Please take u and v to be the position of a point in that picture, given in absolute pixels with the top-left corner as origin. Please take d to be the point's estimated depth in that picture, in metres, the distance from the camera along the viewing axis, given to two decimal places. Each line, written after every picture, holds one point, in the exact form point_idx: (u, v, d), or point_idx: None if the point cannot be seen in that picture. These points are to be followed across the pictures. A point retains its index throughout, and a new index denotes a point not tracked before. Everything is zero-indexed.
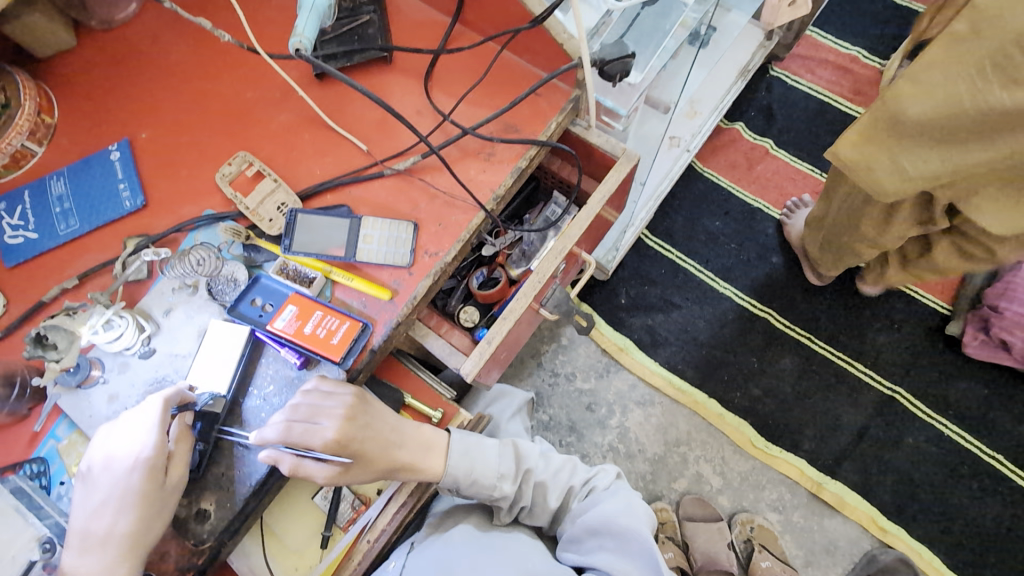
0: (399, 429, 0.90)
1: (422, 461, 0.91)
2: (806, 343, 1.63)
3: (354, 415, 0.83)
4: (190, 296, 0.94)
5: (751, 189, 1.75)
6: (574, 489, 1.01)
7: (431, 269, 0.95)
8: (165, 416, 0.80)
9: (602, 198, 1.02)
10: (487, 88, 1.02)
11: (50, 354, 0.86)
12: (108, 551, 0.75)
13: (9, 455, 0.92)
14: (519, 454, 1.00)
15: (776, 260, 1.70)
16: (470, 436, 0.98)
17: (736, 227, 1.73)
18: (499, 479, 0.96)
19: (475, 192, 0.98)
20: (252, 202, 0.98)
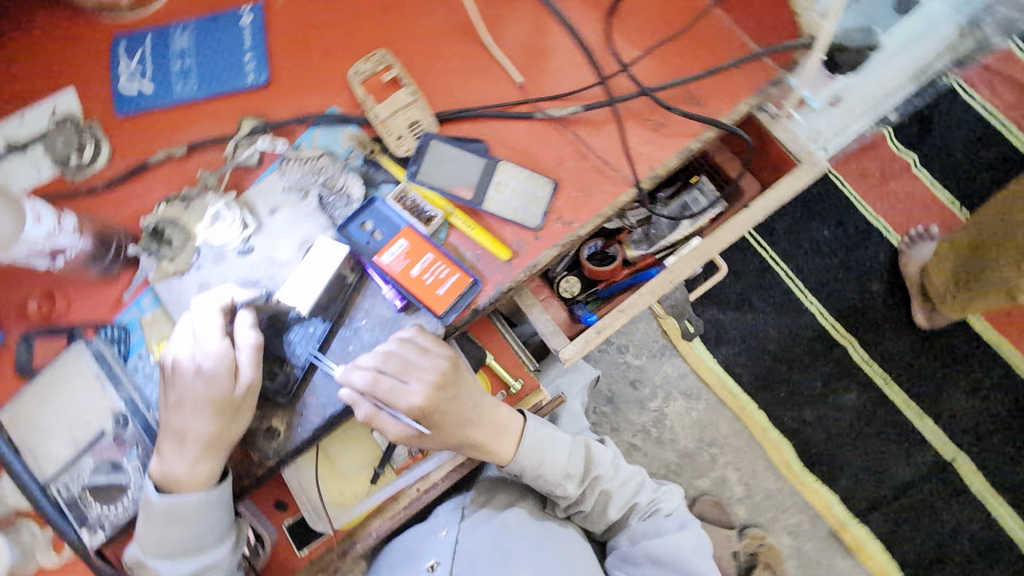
0: (479, 405, 0.82)
1: (492, 443, 0.83)
2: (879, 384, 1.48)
3: (444, 382, 0.77)
4: (299, 200, 0.87)
5: (876, 207, 1.51)
6: (638, 509, 0.91)
7: (561, 239, 0.84)
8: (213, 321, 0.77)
9: (770, 207, 0.88)
10: (677, 46, 0.86)
11: (164, 249, 0.86)
12: (188, 452, 0.73)
13: (95, 312, 0.88)
14: (591, 458, 0.90)
15: (877, 290, 1.50)
16: (543, 426, 0.88)
17: (849, 240, 1.51)
18: (564, 479, 0.87)
19: (631, 164, 0.85)
20: (383, 111, 0.88)
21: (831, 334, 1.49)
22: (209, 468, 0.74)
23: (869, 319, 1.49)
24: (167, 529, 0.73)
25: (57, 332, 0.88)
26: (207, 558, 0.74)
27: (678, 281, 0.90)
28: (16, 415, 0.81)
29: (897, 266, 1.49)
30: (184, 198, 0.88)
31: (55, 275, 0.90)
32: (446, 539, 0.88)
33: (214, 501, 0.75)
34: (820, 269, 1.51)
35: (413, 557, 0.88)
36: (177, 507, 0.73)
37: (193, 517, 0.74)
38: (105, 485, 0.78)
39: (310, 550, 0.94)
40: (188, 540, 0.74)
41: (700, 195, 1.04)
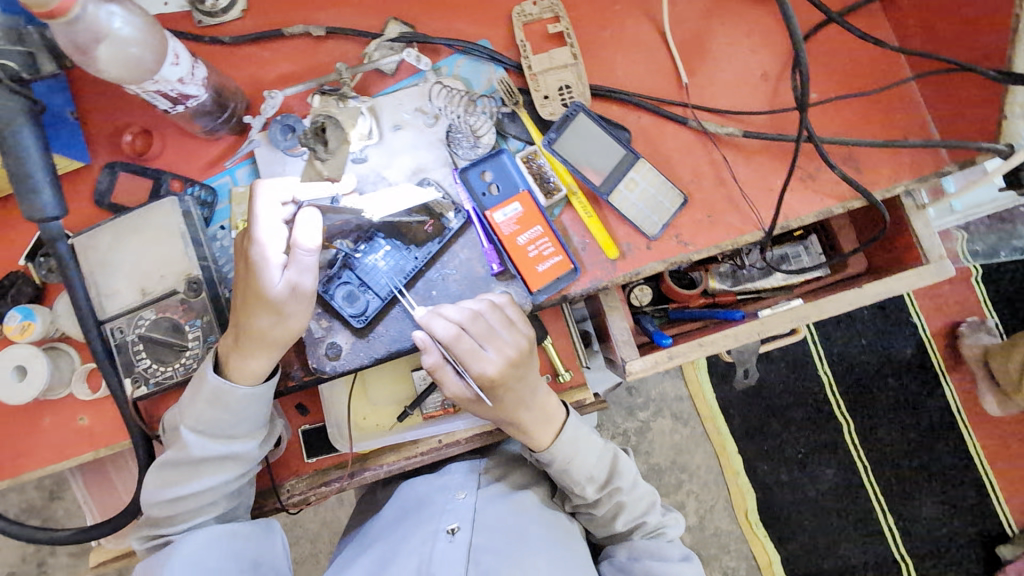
0: (536, 389, 0.81)
1: (533, 427, 0.82)
2: (861, 470, 1.47)
3: (518, 361, 0.75)
4: (427, 127, 0.82)
5: (923, 302, 1.48)
6: (644, 527, 0.88)
7: (672, 257, 0.81)
8: (270, 213, 0.70)
9: (882, 294, 0.85)
10: (858, 100, 0.80)
11: (319, 149, 0.80)
12: (238, 347, 0.73)
13: (185, 165, 0.86)
14: (616, 468, 0.88)
15: (891, 381, 1.47)
16: (583, 425, 0.86)
17: (885, 325, 1.48)
18: (586, 481, 0.86)
19: (765, 207, 0.82)
20: (537, 64, 0.83)
21: (831, 407, 1.48)
22: (259, 365, 0.75)
23: (871, 401, 1.47)
24: (207, 408, 0.75)
25: (145, 174, 0.85)
26: (237, 445, 0.78)
27: (764, 335, 0.87)
28: (91, 243, 0.79)
29: (921, 366, 1.47)
30: (339, 97, 0.83)
31: (156, 115, 0.87)
32: (464, 503, 0.90)
33: (257, 396, 0.77)
34: (844, 342, 1.48)
35: (428, 515, 0.90)
36: (223, 392, 0.75)
37: (234, 406, 0.76)
38: (161, 343, 0.78)
39: (318, 460, 0.96)
40: (224, 424, 0.77)
41: (805, 254, 1.01)
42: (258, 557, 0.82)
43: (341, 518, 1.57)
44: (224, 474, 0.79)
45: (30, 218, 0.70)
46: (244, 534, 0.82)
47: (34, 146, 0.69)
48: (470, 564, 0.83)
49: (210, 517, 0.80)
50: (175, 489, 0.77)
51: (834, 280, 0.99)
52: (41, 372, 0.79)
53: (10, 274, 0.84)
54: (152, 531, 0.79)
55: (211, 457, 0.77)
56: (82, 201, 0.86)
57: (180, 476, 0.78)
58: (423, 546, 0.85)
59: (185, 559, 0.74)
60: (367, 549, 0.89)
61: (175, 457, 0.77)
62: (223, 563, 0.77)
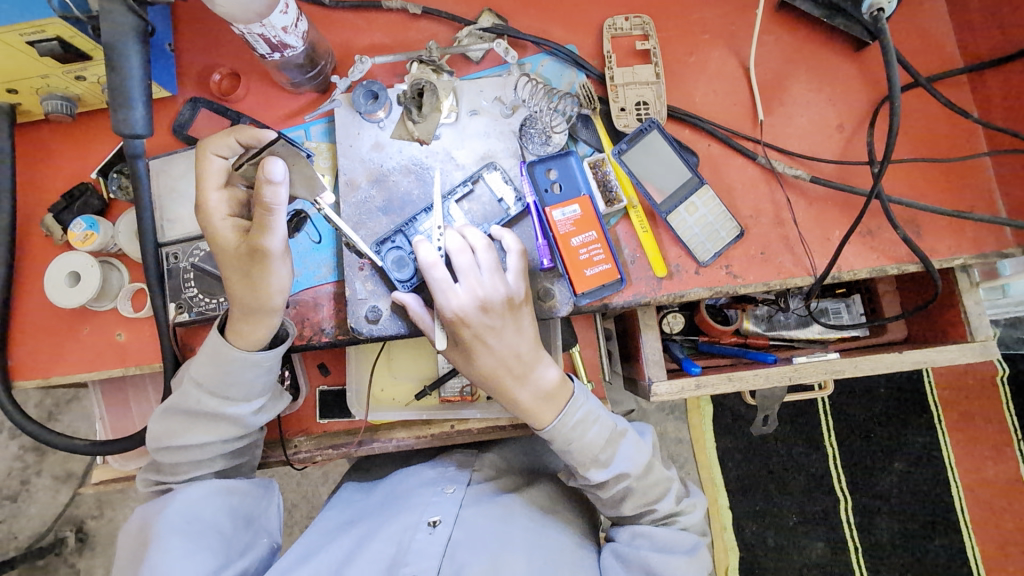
0: (528, 352, 0.76)
1: (527, 400, 0.76)
2: (850, 552, 1.43)
3: (493, 306, 0.73)
4: (502, 116, 0.84)
5: (942, 393, 1.42)
6: (653, 515, 0.81)
7: (719, 286, 0.82)
8: (208, 180, 0.72)
9: (920, 362, 0.84)
10: (928, 168, 0.81)
11: (413, 111, 0.83)
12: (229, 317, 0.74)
13: (264, 112, 0.89)
14: (624, 453, 0.78)
15: (897, 467, 1.43)
16: (591, 402, 0.78)
17: (901, 408, 1.44)
18: (590, 462, 0.77)
19: (819, 254, 0.82)
20: (620, 77, 0.85)
21: (831, 480, 1.45)
22: (258, 332, 0.74)
23: (872, 481, 1.44)
24: (207, 363, 0.75)
25: (226, 114, 0.88)
26: (230, 406, 0.77)
27: (796, 381, 0.86)
28: (164, 168, 0.83)
29: (932, 457, 1.42)
30: (434, 67, 0.84)
31: (246, 60, 0.90)
32: (451, 498, 0.86)
33: (255, 361, 0.75)
34: (858, 415, 1.45)
35: (413, 504, 0.86)
36: (223, 351, 0.74)
37: (231, 365, 0.74)
38: (210, 275, 0.82)
39: (329, 423, 0.97)
40: (223, 384, 0.76)
41: (845, 312, 1.01)
42: (253, 515, 0.83)
43: (322, 494, 1.57)
44: (216, 433, 0.78)
45: (118, 131, 0.72)
46: (241, 490, 0.82)
47: (136, 64, 0.72)
48: (444, 559, 0.78)
49: (208, 473, 0.81)
50: (170, 440, 0.78)
51: (871, 342, 0.98)
52: (93, 282, 0.82)
53: (80, 184, 0.88)
54: (156, 477, 0.80)
55: (207, 413, 0.77)
56: (161, 129, 0.90)
57: (176, 427, 0.78)
58: (401, 534, 0.81)
59: (181, 506, 0.75)
60: (349, 527, 0.86)
61: (175, 405, 0.77)
62: (218, 513, 0.78)
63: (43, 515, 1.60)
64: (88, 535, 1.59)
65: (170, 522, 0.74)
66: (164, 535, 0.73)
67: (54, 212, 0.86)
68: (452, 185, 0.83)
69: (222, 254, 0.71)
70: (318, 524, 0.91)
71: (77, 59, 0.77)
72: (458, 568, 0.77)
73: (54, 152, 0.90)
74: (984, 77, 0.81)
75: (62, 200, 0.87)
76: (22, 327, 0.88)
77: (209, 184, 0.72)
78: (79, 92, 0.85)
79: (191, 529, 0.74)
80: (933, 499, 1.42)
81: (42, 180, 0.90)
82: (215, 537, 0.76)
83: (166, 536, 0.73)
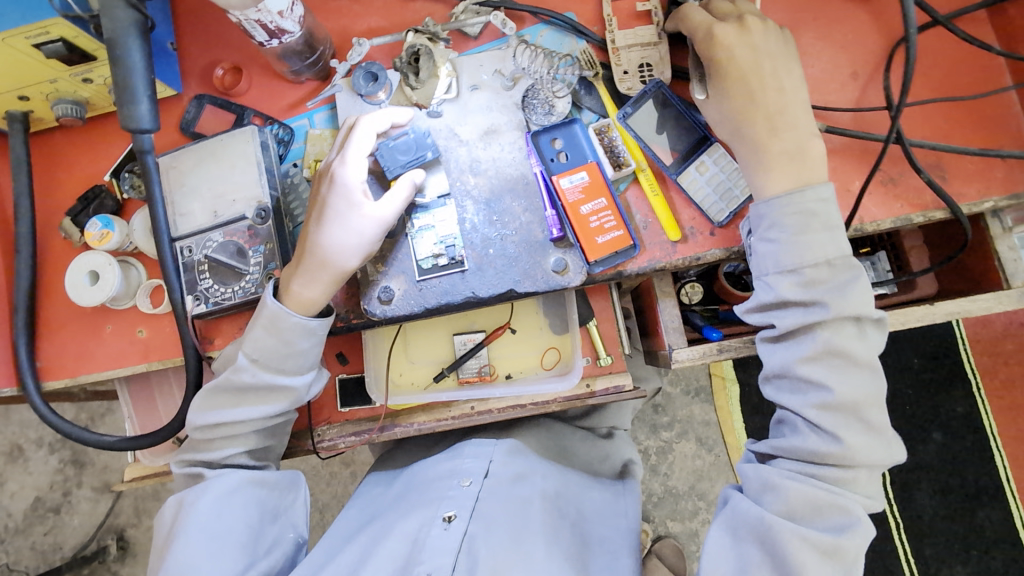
0: (789, 108, 0.70)
1: (777, 153, 0.70)
2: (891, 526, 1.38)
3: (761, 47, 0.71)
4: (503, 89, 0.83)
5: (978, 358, 1.37)
6: (825, 400, 0.65)
7: (735, 246, 0.79)
8: (360, 146, 0.76)
9: (953, 313, 0.81)
10: (950, 109, 0.78)
11: (411, 77, 0.83)
12: (301, 266, 0.76)
13: (268, 103, 0.89)
14: (838, 283, 0.66)
15: (936, 437, 1.38)
16: (830, 203, 0.68)
17: (934, 375, 1.39)
18: (792, 269, 0.67)
19: (840, 207, 0.79)
20: (622, 40, 0.83)
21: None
22: (320, 295, 0.76)
23: (909, 453, 1.39)
24: (263, 333, 0.77)
25: (230, 108, 0.89)
26: (283, 377, 0.79)
27: None
28: (173, 164, 0.83)
29: (969, 425, 1.37)
30: (430, 37, 0.84)
31: (247, 53, 0.90)
32: (468, 492, 0.84)
33: (312, 327, 0.77)
34: (891, 386, 1.40)
35: (429, 500, 0.84)
36: (281, 320, 0.76)
37: (286, 331, 0.76)
38: (224, 265, 0.82)
39: (350, 410, 0.97)
40: (278, 357, 0.77)
41: (869, 270, 0.96)
42: (281, 509, 0.83)
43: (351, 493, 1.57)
44: (263, 406, 0.79)
45: (127, 126, 0.74)
46: (270, 482, 0.82)
47: (138, 58, 0.73)
48: (460, 555, 0.76)
49: (241, 453, 0.81)
50: (218, 413, 0.79)
51: (900, 299, 0.94)
52: (111, 280, 0.84)
53: (94, 187, 0.90)
54: (191, 457, 0.81)
55: (259, 386, 0.78)
56: (168, 128, 0.91)
57: (225, 400, 0.79)
58: (417, 531, 0.79)
59: (213, 499, 0.75)
60: (365, 527, 0.85)
61: (223, 383, 0.78)
62: (246, 509, 0.77)
63: (84, 526, 1.64)
64: (129, 544, 1.63)
65: (200, 518, 0.74)
66: (192, 529, 0.74)
67: (71, 215, 0.88)
68: (456, 161, 0.82)
69: (335, 206, 0.75)
70: (340, 524, 0.91)
71: (82, 60, 0.78)
72: (474, 564, 0.75)
73: (68, 158, 0.92)
74: (1006, 11, 0.77)
75: (78, 203, 0.88)
76: (47, 331, 0.90)
77: (360, 149, 0.76)
78: (88, 96, 0.86)
79: (219, 526, 0.75)
80: (975, 468, 1.36)
81: (57, 187, 0.91)
82: (242, 535, 0.76)
83: (195, 532, 0.74)
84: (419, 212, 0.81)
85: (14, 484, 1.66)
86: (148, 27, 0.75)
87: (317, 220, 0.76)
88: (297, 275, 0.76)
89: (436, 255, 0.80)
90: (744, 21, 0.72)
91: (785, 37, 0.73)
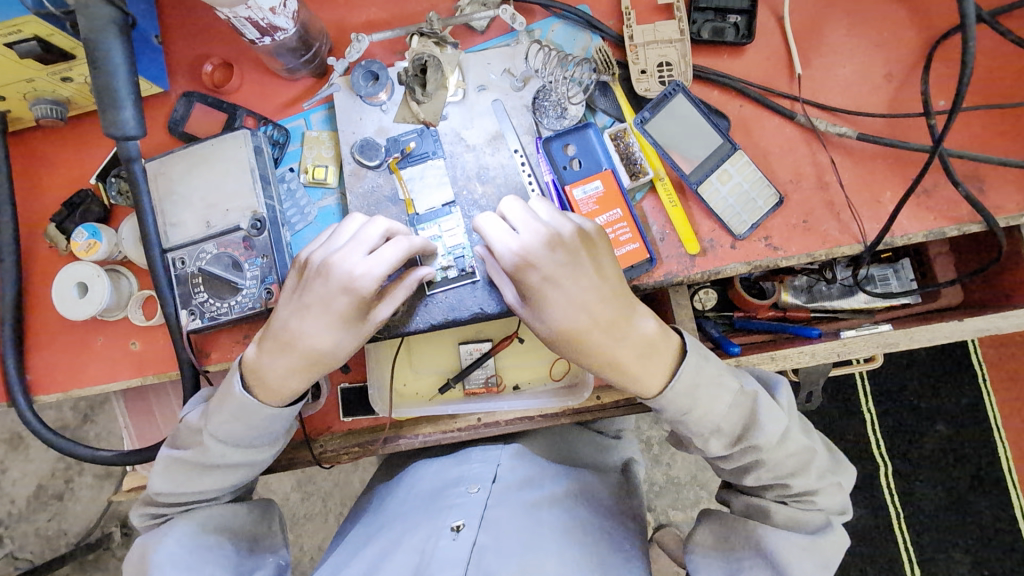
0: (620, 314, 0.65)
1: (635, 368, 0.66)
2: (893, 519, 1.33)
3: (557, 247, 0.63)
4: (513, 91, 0.77)
5: (990, 353, 1.33)
6: (783, 490, 0.69)
7: (758, 260, 0.75)
8: (350, 259, 0.65)
9: (983, 331, 0.78)
10: (989, 116, 0.73)
11: (415, 88, 0.77)
12: (290, 360, 0.68)
13: (262, 103, 0.84)
14: (756, 420, 0.67)
15: (939, 429, 1.33)
16: (708, 365, 0.67)
17: (943, 367, 1.34)
18: (710, 433, 0.68)
19: (869, 219, 0.75)
20: (639, 36, 0.77)
21: (869, 446, 1.35)
22: (289, 385, 0.70)
23: (915, 448, 1.34)
24: (231, 421, 0.70)
25: (221, 107, 0.83)
26: (254, 455, 0.73)
27: (844, 358, 0.80)
28: (162, 171, 0.78)
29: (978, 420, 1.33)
30: (437, 41, 0.78)
31: (238, 48, 0.85)
32: (475, 499, 0.82)
33: (282, 416, 0.72)
34: (895, 377, 1.35)
35: (436, 509, 0.81)
36: (255, 411, 0.70)
37: (260, 422, 0.71)
38: (219, 278, 0.78)
39: (353, 420, 0.95)
40: (251, 435, 0.72)
41: (892, 279, 0.93)
42: (256, 539, 0.79)
43: (353, 483, 1.55)
44: (228, 479, 0.74)
45: (110, 134, 0.68)
46: (242, 514, 0.79)
47: (120, 60, 0.67)
48: (470, 566, 0.73)
49: (215, 505, 0.77)
50: (178, 487, 0.73)
51: (923, 310, 0.91)
52: (100, 293, 0.80)
53: (79, 191, 0.85)
54: (155, 509, 0.76)
55: (230, 464, 0.73)
56: (155, 129, 0.85)
57: (187, 477, 0.73)
58: (424, 543, 0.76)
59: (182, 535, 0.72)
60: (373, 537, 0.82)
61: (185, 458, 0.73)
62: (221, 540, 0.75)
63: (87, 513, 1.63)
64: (132, 530, 1.62)
65: (172, 554, 0.71)
66: (165, 565, 0.70)
67: (56, 221, 0.84)
68: (463, 169, 0.77)
69: (344, 307, 0.66)
70: (349, 535, 0.87)
71: (59, 59, 0.73)
72: (486, 573, 0.72)
73: (50, 159, 0.87)
74: None
75: (62, 209, 0.84)
76: (35, 342, 0.86)
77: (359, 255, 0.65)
78: (68, 95, 0.81)
79: (196, 559, 0.71)
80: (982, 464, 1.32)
81: (40, 190, 0.87)
82: (219, 565, 0.72)
83: (168, 567, 0.70)
84: (424, 222, 0.77)
85: (16, 472, 1.65)
86: (129, 25, 0.69)
87: (320, 322, 0.67)
88: (274, 365, 0.69)
89: (440, 265, 0.75)
90: (558, 249, 0.63)
91: (604, 243, 0.67)
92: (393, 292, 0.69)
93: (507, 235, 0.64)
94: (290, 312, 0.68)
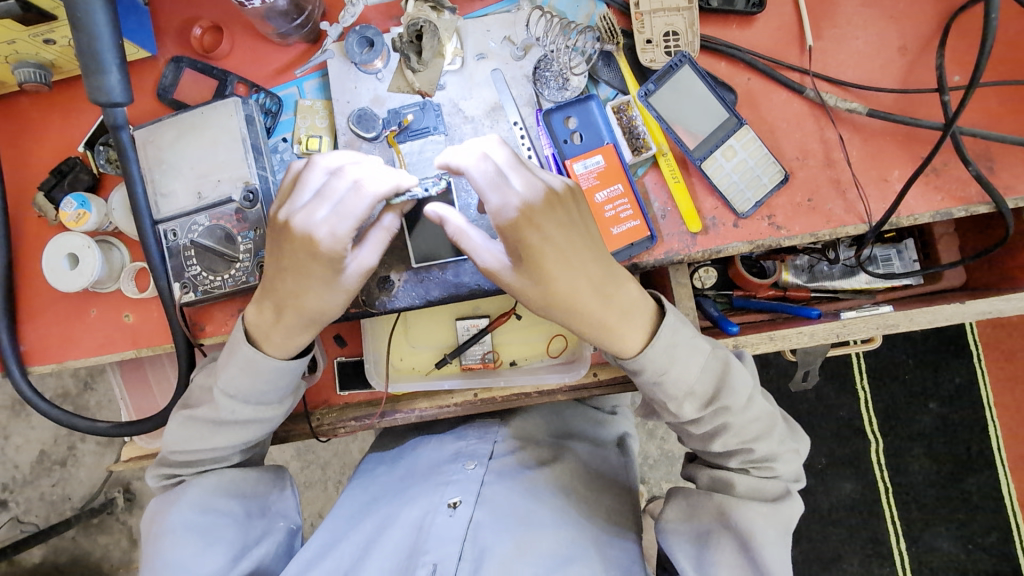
0: (610, 273, 0.65)
1: (619, 328, 0.66)
2: (881, 494, 1.35)
3: (553, 202, 0.62)
4: (514, 59, 0.75)
5: (987, 333, 1.33)
6: (748, 457, 0.70)
7: (760, 240, 0.73)
8: (311, 213, 0.63)
9: (984, 313, 0.77)
10: (1002, 93, 0.71)
11: (412, 56, 0.75)
12: (289, 317, 0.67)
13: (254, 69, 0.81)
14: (727, 381, 0.68)
15: (932, 408, 1.34)
16: (685, 328, 0.68)
17: (939, 347, 1.34)
18: (685, 397, 0.68)
19: (875, 199, 0.73)
20: (647, 4, 0.74)
21: (862, 423, 1.36)
22: (293, 341, 0.70)
23: (906, 425, 1.35)
24: (240, 372, 0.70)
25: (211, 73, 0.80)
26: (265, 411, 0.73)
27: (842, 339, 0.80)
28: (151, 138, 0.76)
29: (971, 399, 1.34)
30: (434, 5, 0.75)
31: (228, 10, 0.81)
32: (472, 475, 0.82)
33: (291, 369, 0.72)
34: (891, 359, 1.35)
35: (433, 485, 0.82)
36: (259, 362, 0.70)
37: (267, 373, 0.70)
38: (212, 251, 0.76)
39: (350, 394, 0.95)
40: (263, 389, 0.72)
41: (896, 259, 0.91)
42: (268, 502, 0.79)
43: (352, 453, 1.57)
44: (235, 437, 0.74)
45: (96, 99, 0.66)
46: (253, 479, 0.78)
47: (103, 21, 0.65)
48: (466, 543, 0.74)
49: (227, 466, 0.77)
50: (193, 443, 0.73)
51: (923, 291, 0.90)
52: (91, 263, 0.78)
53: (67, 159, 0.83)
54: (170, 471, 0.76)
55: (239, 421, 0.73)
56: (144, 95, 0.82)
57: (198, 434, 0.73)
58: (421, 519, 0.77)
59: (194, 500, 0.72)
60: (369, 512, 0.83)
61: (202, 414, 0.73)
62: (232, 507, 0.74)
63: (90, 479, 1.65)
64: (135, 496, 1.64)
65: (182, 518, 0.71)
66: (177, 530, 0.70)
67: (44, 190, 0.82)
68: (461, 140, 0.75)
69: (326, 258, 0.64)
70: (338, 509, 0.88)
71: (40, 19, 0.70)
72: (482, 549, 0.73)
73: (37, 125, 0.84)
74: None
75: (51, 177, 0.82)
76: (27, 312, 0.85)
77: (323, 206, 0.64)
78: (52, 58, 0.78)
79: (206, 523, 0.71)
80: (971, 442, 1.33)
81: (26, 156, 0.85)
82: (230, 529, 0.73)
83: (180, 530, 0.70)
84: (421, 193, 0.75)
85: (19, 437, 1.66)
86: None
87: (308, 272, 0.65)
88: (275, 320, 0.68)
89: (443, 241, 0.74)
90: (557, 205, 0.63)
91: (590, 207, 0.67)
92: (371, 233, 0.67)
93: (500, 187, 0.62)
94: (275, 271, 0.67)
